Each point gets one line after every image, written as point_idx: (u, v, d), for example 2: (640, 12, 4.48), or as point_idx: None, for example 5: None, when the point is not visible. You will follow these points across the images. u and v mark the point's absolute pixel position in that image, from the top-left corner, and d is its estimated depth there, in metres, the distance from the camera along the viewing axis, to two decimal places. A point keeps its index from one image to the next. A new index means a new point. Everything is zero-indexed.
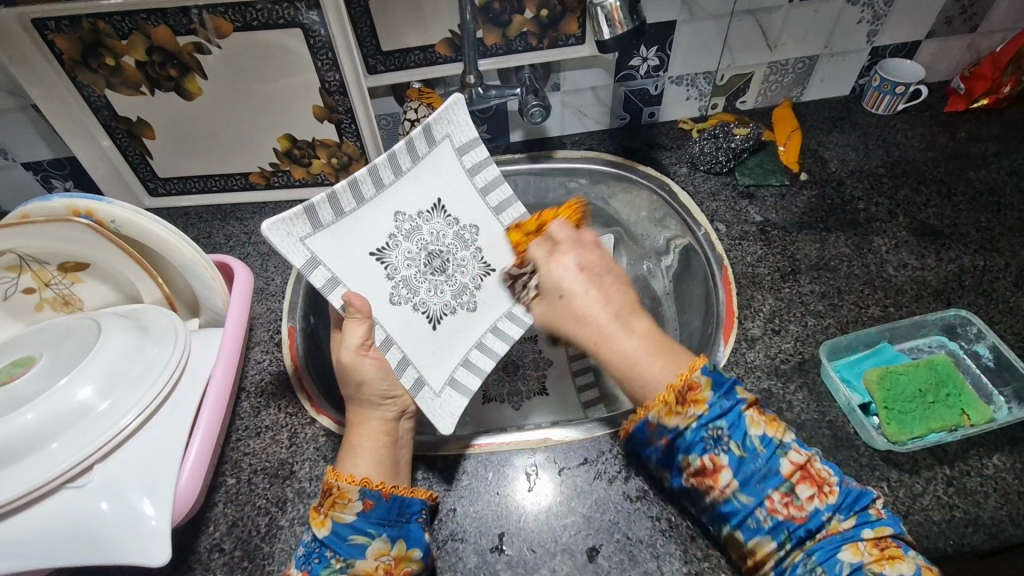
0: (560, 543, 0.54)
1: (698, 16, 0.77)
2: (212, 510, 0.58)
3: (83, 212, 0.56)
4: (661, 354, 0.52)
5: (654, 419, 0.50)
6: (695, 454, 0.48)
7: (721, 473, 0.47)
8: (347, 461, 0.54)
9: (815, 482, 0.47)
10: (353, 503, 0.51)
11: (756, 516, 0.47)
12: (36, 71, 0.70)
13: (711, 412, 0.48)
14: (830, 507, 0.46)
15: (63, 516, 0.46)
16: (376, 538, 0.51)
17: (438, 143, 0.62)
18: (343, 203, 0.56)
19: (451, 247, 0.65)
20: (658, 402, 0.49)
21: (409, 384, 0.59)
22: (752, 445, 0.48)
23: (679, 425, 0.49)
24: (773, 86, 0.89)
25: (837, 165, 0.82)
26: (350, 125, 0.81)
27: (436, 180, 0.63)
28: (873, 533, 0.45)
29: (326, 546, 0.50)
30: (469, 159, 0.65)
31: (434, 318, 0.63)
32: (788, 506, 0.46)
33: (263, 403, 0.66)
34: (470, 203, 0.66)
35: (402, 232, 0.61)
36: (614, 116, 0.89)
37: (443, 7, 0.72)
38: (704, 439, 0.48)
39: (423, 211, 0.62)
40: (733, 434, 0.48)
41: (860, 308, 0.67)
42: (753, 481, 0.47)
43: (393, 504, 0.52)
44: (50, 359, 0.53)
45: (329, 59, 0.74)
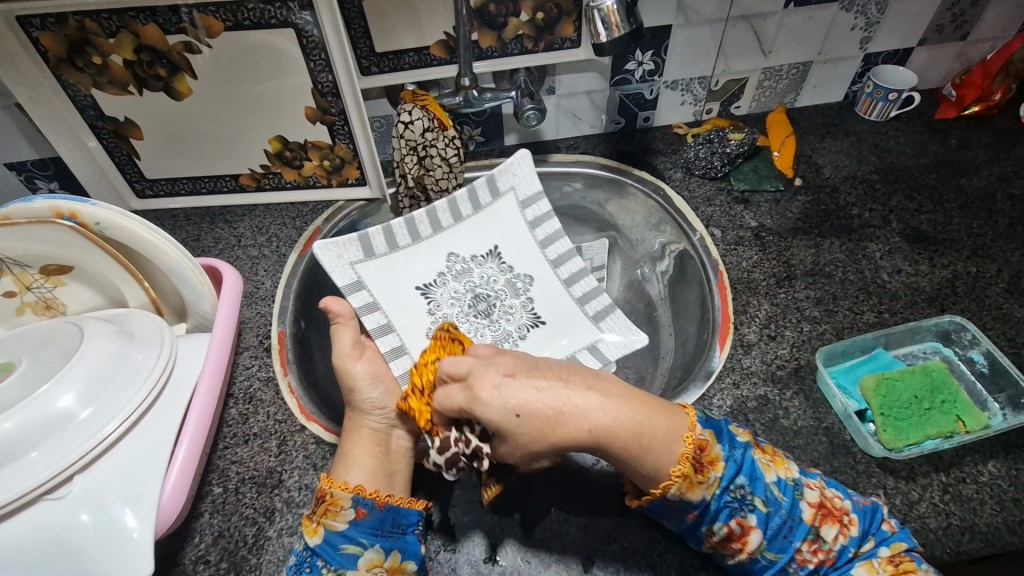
0: (555, 553, 0.53)
1: (694, 21, 0.77)
2: (198, 520, 0.56)
3: (66, 213, 0.55)
4: (654, 412, 0.47)
5: (675, 495, 0.46)
6: (721, 522, 0.47)
7: (750, 536, 0.47)
8: (341, 468, 0.55)
9: (834, 518, 0.48)
10: (345, 511, 0.52)
11: (788, 569, 0.47)
12: (20, 69, 0.69)
13: (728, 470, 0.47)
14: (853, 539, 0.47)
15: (42, 528, 0.45)
16: (367, 549, 0.51)
17: (502, 196, 0.80)
18: (398, 240, 0.76)
19: (499, 292, 0.77)
20: (678, 478, 0.45)
21: (424, 418, 0.60)
22: (774, 496, 0.47)
23: (704, 498, 0.46)
24: (768, 91, 0.89)
25: (831, 171, 0.83)
26: (343, 127, 0.80)
27: (492, 230, 0.79)
28: (889, 551, 0.47)
29: (318, 555, 0.50)
30: (531, 213, 0.80)
31: None
32: (817, 553, 0.47)
33: (252, 410, 0.64)
34: (526, 251, 0.79)
35: (452, 273, 0.77)
36: (608, 120, 0.89)
37: (438, 8, 0.72)
38: (729, 504, 0.47)
39: (478, 255, 0.78)
40: (753, 490, 0.47)
41: (855, 314, 0.67)
42: (780, 534, 0.47)
43: (388, 515, 0.52)
44: (30, 365, 0.51)
45: (322, 59, 0.73)
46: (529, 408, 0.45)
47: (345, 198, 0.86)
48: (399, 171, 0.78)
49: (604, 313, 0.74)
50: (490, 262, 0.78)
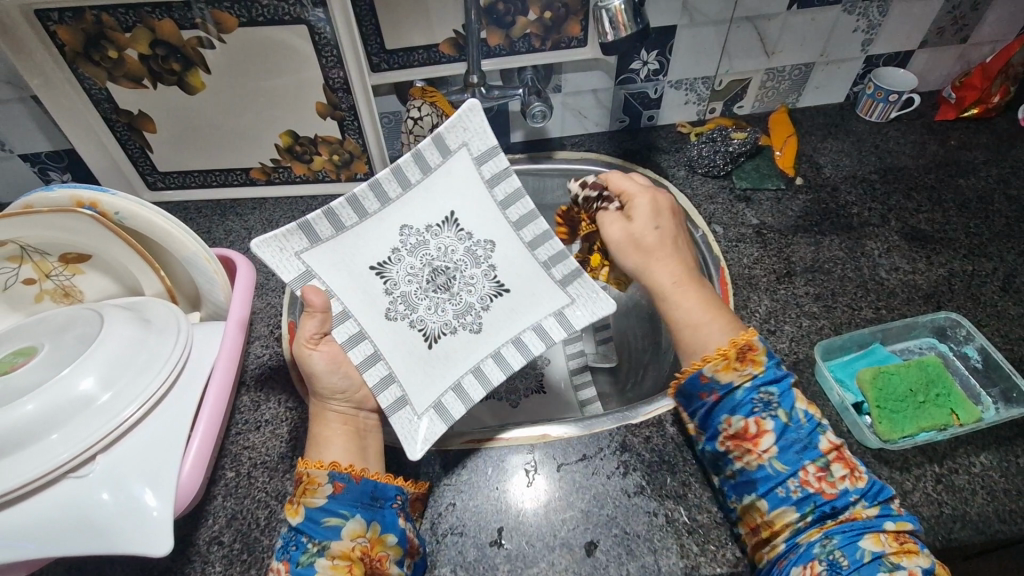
0: (558, 538, 0.54)
1: (699, 22, 0.78)
2: (212, 503, 0.58)
3: (87, 203, 0.57)
4: (720, 317, 0.55)
5: (710, 372, 0.51)
6: (740, 415, 0.50)
7: (762, 438, 0.49)
8: (313, 450, 0.54)
9: (847, 464, 0.49)
10: (323, 487, 0.51)
11: (787, 486, 0.48)
12: (38, 63, 0.70)
13: (766, 375, 0.51)
14: (859, 490, 0.48)
15: (64, 506, 0.46)
16: (350, 519, 0.51)
17: (452, 153, 0.61)
18: (344, 219, 0.59)
19: (460, 263, 0.63)
20: (718, 355, 0.51)
21: (388, 402, 0.58)
22: (798, 416, 0.50)
23: (734, 382, 0.51)
24: (770, 92, 0.90)
25: (832, 171, 0.84)
26: (353, 122, 0.81)
27: (450, 190, 0.62)
28: (894, 526, 0.46)
29: (302, 532, 0.50)
30: (488, 169, 0.62)
31: (432, 336, 0.61)
32: (821, 480, 0.48)
33: (264, 398, 0.66)
34: (482, 212, 0.63)
35: (407, 247, 0.62)
36: (613, 118, 0.90)
37: (448, 6, 0.73)
38: (754, 400, 0.50)
39: (433, 224, 0.62)
40: (782, 401, 0.50)
41: (853, 310, 0.68)
42: (792, 449, 0.49)
43: (366, 488, 0.52)
44: (51, 351, 0.52)
45: (333, 55, 0.74)
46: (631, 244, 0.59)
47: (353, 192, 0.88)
48: None
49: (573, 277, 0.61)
50: (449, 231, 0.62)
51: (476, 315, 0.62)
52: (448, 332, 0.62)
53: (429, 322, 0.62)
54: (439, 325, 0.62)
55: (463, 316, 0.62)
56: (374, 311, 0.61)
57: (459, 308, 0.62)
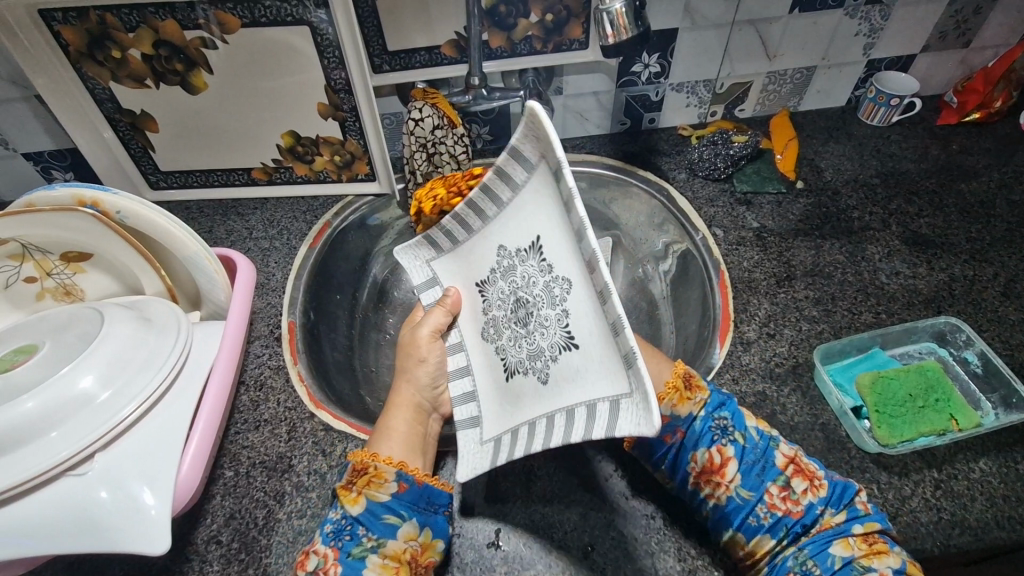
0: (556, 540, 0.54)
1: (700, 25, 0.78)
2: (210, 502, 0.58)
3: (89, 202, 0.57)
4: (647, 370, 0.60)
5: (669, 407, 0.54)
6: (704, 448, 0.53)
7: (727, 466, 0.52)
8: (382, 444, 0.57)
9: (806, 476, 0.51)
10: (389, 484, 0.53)
11: (757, 512, 0.51)
12: (42, 62, 0.71)
13: (713, 401, 0.55)
14: (822, 500, 0.50)
15: (62, 503, 0.46)
16: (406, 521, 0.52)
17: (533, 168, 0.49)
18: (459, 234, 0.60)
19: (537, 300, 0.52)
20: (669, 390, 0.55)
21: (460, 416, 0.58)
22: (751, 436, 0.53)
23: (691, 412, 0.54)
24: (772, 95, 0.90)
25: (832, 174, 0.84)
26: (354, 123, 0.81)
27: (539, 212, 0.50)
28: (861, 528, 0.48)
29: (360, 524, 0.51)
30: (564, 191, 0.46)
31: (511, 369, 0.55)
32: (786, 500, 0.51)
33: (263, 397, 0.66)
34: (559, 243, 0.48)
35: (499, 269, 0.56)
36: (615, 121, 0.90)
37: (450, 8, 0.73)
38: (711, 429, 0.54)
39: (521, 249, 0.53)
40: (734, 424, 0.54)
41: (853, 314, 0.68)
42: (753, 472, 0.52)
43: (424, 492, 0.54)
44: (51, 349, 0.53)
45: (335, 57, 0.74)
46: None
47: (354, 193, 0.88)
48: (409, 167, 0.80)
49: (633, 361, 0.42)
50: (531, 261, 0.51)
51: (546, 363, 0.51)
52: (522, 371, 0.54)
53: (510, 354, 0.55)
54: (517, 360, 0.54)
55: (535, 359, 0.53)
56: (475, 325, 0.60)
57: (532, 350, 0.53)
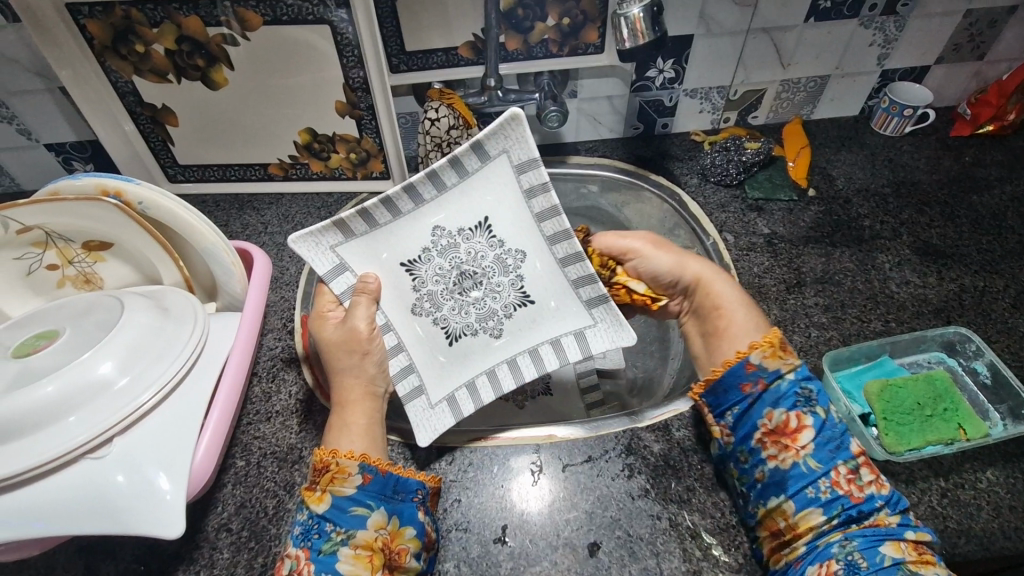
0: (562, 537, 0.55)
1: (715, 32, 0.79)
2: (221, 490, 0.59)
3: (111, 191, 0.58)
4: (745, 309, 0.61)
5: (757, 358, 0.56)
6: (783, 408, 0.54)
7: (801, 433, 0.53)
8: (340, 438, 0.55)
9: (874, 472, 0.52)
10: (352, 477, 0.52)
11: (817, 486, 0.51)
12: (68, 55, 0.72)
13: (802, 372, 0.56)
14: (883, 497, 0.50)
15: (80, 486, 0.47)
16: (374, 511, 0.52)
17: (492, 159, 0.59)
18: (378, 217, 0.60)
19: (488, 270, 0.63)
20: (766, 343, 0.56)
21: (404, 391, 0.62)
22: (834, 416, 0.54)
23: (781, 371, 0.55)
24: (785, 103, 0.91)
25: (844, 183, 0.84)
26: (371, 122, 0.82)
27: (490, 196, 0.61)
28: (914, 535, 0.49)
29: (326, 521, 0.51)
30: (527, 179, 0.59)
31: (452, 335, 0.64)
32: (851, 483, 0.51)
33: (275, 389, 0.67)
34: (521, 219, 0.61)
35: (437, 248, 0.62)
36: (628, 125, 0.91)
37: (469, 10, 0.74)
38: (796, 395, 0.54)
39: (466, 228, 0.62)
40: (818, 399, 0.55)
41: (862, 322, 0.68)
42: (826, 449, 0.52)
43: (390, 480, 0.53)
44: (72, 335, 0.54)
45: (354, 56, 0.75)
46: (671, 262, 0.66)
47: (369, 190, 0.89)
48: (424, 166, 0.81)
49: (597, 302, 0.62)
50: (481, 236, 0.62)
51: (498, 320, 0.64)
52: (468, 333, 0.64)
53: (453, 321, 0.63)
54: (462, 325, 0.64)
55: (485, 320, 0.64)
56: (400, 304, 0.63)
57: (482, 313, 0.63)
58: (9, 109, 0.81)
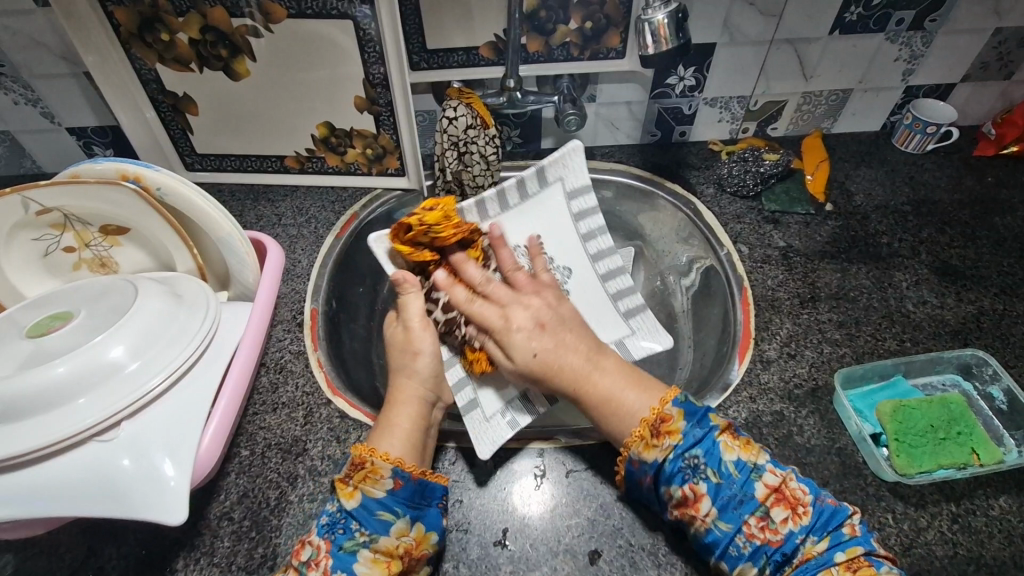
0: (563, 544, 0.54)
1: (739, 41, 0.79)
2: (224, 479, 0.59)
3: (131, 177, 0.58)
4: (635, 386, 0.55)
5: (635, 455, 0.51)
6: (676, 485, 0.49)
7: (701, 502, 0.48)
8: (382, 438, 0.54)
9: (789, 504, 0.47)
10: (384, 481, 0.51)
11: (737, 543, 0.47)
12: (94, 41, 0.73)
13: (686, 440, 0.50)
14: (805, 528, 0.47)
15: (87, 468, 0.47)
16: (400, 518, 0.50)
17: (552, 184, 0.74)
18: None
19: None
20: (636, 438, 0.51)
21: (462, 402, 0.64)
22: (728, 471, 0.48)
23: (657, 459, 0.50)
24: (806, 115, 0.90)
25: (863, 199, 0.83)
26: (389, 118, 0.82)
27: (539, 220, 0.74)
28: (846, 555, 0.45)
29: (353, 518, 0.49)
30: (576, 205, 0.75)
31: None
32: (764, 531, 0.47)
33: (282, 380, 0.67)
34: (568, 242, 0.75)
35: None
36: (645, 132, 0.91)
37: (491, 10, 0.74)
38: (682, 469, 0.49)
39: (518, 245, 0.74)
40: (708, 462, 0.49)
41: (876, 340, 0.67)
42: (730, 507, 0.48)
43: (419, 487, 0.52)
44: (86, 317, 0.54)
45: (375, 53, 0.76)
46: (544, 355, 0.56)
47: (384, 186, 0.89)
48: (439, 165, 0.80)
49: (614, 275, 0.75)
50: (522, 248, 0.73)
51: None
52: None
53: None
54: None
55: None
56: None
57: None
58: (34, 92, 0.82)
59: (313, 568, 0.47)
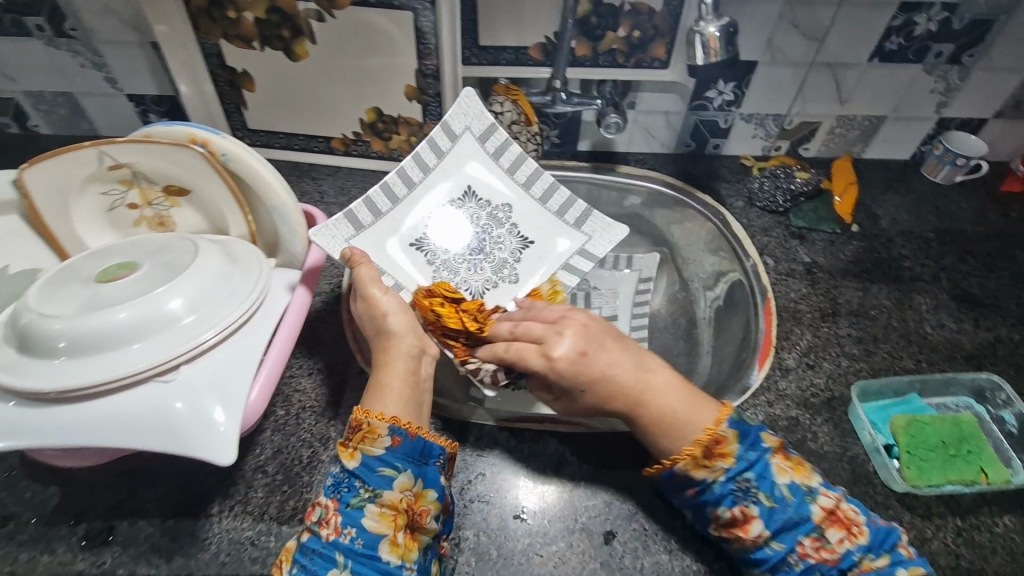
0: (580, 522, 0.57)
1: (779, 61, 0.81)
2: (261, 434, 0.62)
3: (200, 141, 0.62)
4: (693, 406, 0.54)
5: (681, 470, 0.52)
6: (725, 506, 0.51)
7: (751, 524, 0.50)
8: (376, 399, 0.55)
9: (844, 525, 0.49)
10: (382, 438, 0.52)
11: (789, 561, 0.49)
12: (165, 12, 0.77)
13: (739, 464, 0.51)
14: (861, 547, 0.48)
15: (146, 406, 0.51)
16: (401, 473, 0.51)
17: (460, 136, 0.79)
18: (380, 206, 0.75)
19: (486, 226, 0.80)
20: (686, 455, 0.52)
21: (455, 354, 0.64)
22: (781, 494, 0.50)
23: (706, 479, 0.51)
24: (838, 138, 0.92)
25: (888, 224, 0.85)
26: (436, 108, 0.86)
27: (460, 170, 0.80)
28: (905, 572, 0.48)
29: (356, 477, 0.51)
30: (491, 144, 0.80)
31: (476, 292, 0.78)
32: (820, 550, 0.48)
33: (318, 347, 0.71)
34: (494, 181, 0.80)
35: (438, 220, 0.78)
36: (680, 142, 0.93)
37: (544, 12, 0.77)
38: (732, 492, 0.50)
39: (456, 198, 0.79)
40: (760, 484, 0.50)
41: (893, 358, 0.69)
42: (785, 530, 0.49)
43: (417, 445, 0.53)
44: (151, 268, 0.58)
45: (430, 46, 0.79)
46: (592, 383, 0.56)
47: None
48: None
49: (584, 219, 0.79)
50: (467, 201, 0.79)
51: (511, 268, 0.79)
52: (490, 287, 0.78)
53: (472, 281, 0.78)
54: (481, 282, 0.78)
55: (500, 271, 0.79)
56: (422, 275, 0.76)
57: (495, 265, 0.79)
58: (101, 57, 0.86)
59: (324, 526, 0.49)
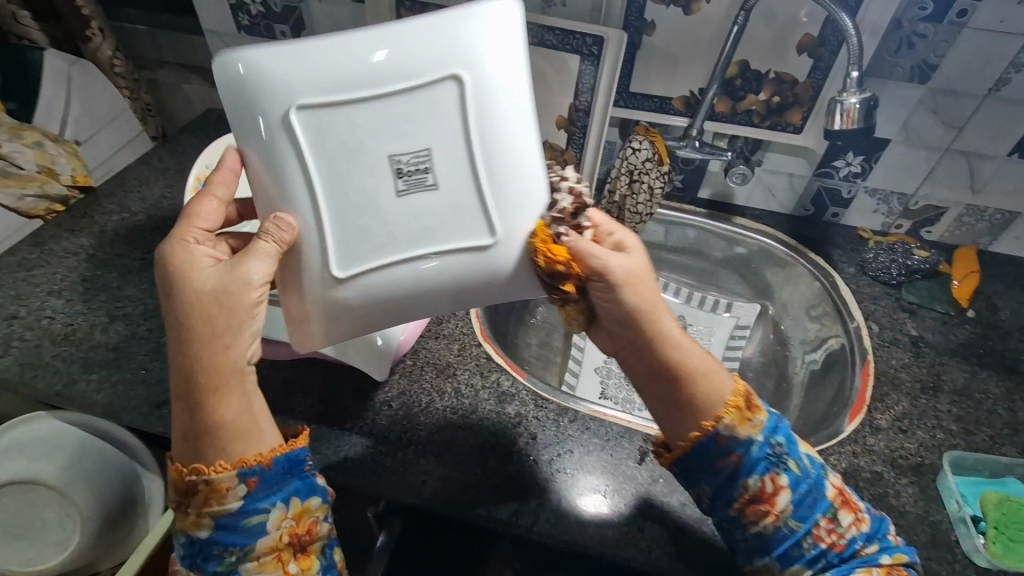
0: (654, 513, 0.62)
1: (914, 142, 0.85)
2: (390, 376, 0.74)
3: None
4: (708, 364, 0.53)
5: (727, 426, 0.51)
6: (756, 476, 0.50)
7: (780, 497, 0.50)
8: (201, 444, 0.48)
9: (852, 510, 0.52)
10: (229, 492, 0.47)
11: (805, 545, 0.50)
12: None
13: (769, 424, 0.52)
14: (863, 534, 0.52)
15: None
16: (270, 512, 0.48)
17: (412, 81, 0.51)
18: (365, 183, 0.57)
19: None
20: (732, 408, 0.51)
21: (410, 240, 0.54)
22: (804, 466, 0.52)
23: (749, 436, 0.51)
24: (965, 227, 0.93)
25: (1007, 316, 0.85)
26: (579, 139, 0.96)
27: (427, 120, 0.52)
28: (890, 559, 0.51)
29: (216, 541, 0.48)
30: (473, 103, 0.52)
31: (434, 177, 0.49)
32: (832, 533, 0.50)
33: (446, 317, 0.82)
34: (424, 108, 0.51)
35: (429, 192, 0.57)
36: (799, 205, 0.98)
37: (695, 70, 0.88)
38: (768, 457, 0.51)
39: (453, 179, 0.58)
40: (789, 453, 0.52)
41: (993, 442, 0.69)
42: (806, 503, 0.51)
43: (274, 470, 0.49)
44: None
45: (587, 84, 0.90)
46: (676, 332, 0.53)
47: None
48: (610, 187, 0.94)
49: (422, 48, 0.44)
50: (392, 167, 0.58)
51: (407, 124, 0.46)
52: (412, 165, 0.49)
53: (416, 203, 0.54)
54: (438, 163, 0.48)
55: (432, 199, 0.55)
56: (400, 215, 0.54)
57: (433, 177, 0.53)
58: None
59: None
